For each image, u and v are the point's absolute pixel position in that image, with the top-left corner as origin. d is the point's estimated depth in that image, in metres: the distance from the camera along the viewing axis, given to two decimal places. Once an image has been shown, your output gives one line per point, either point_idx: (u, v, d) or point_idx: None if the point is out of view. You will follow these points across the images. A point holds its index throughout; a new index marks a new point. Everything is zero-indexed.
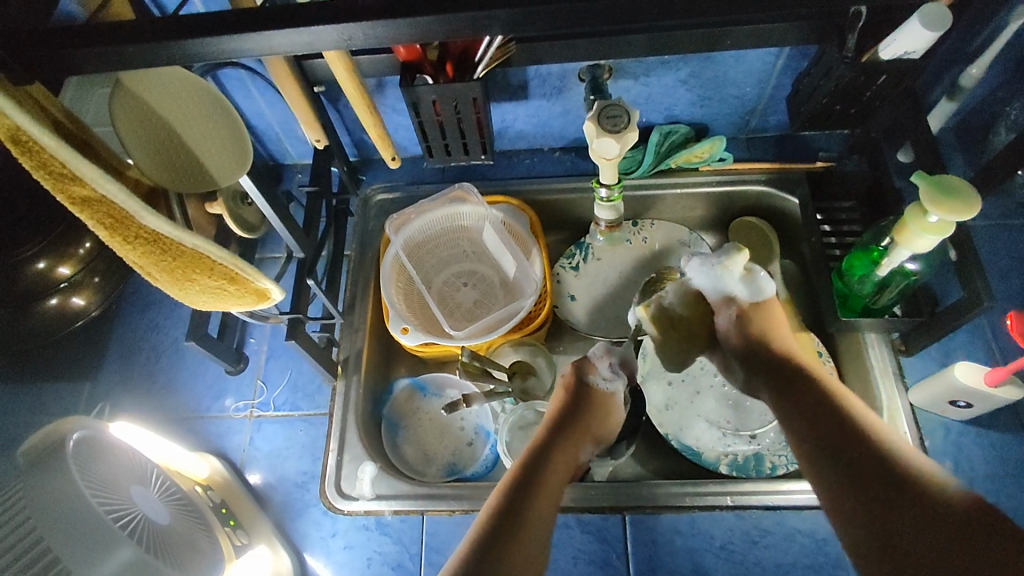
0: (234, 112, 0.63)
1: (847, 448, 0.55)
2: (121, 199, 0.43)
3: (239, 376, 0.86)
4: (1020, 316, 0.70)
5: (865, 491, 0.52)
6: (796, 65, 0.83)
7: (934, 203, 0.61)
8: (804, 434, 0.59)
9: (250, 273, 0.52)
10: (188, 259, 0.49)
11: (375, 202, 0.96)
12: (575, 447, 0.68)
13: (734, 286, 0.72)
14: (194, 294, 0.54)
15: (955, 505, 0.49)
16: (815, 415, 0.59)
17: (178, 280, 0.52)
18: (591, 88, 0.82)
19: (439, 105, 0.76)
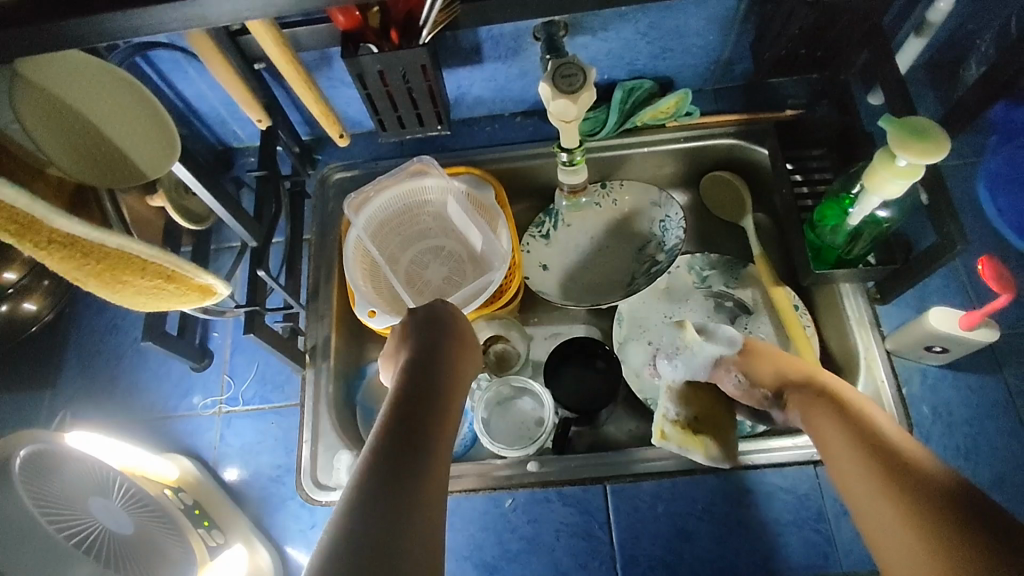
0: (157, 101, 0.60)
1: (856, 444, 0.56)
2: (23, 202, 0.40)
3: (204, 372, 0.83)
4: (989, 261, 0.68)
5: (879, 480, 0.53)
6: (759, 9, 0.80)
7: (902, 146, 0.59)
8: (831, 442, 0.58)
9: (188, 268, 0.50)
10: (114, 259, 0.46)
11: (334, 181, 0.93)
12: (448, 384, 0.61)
13: (711, 351, 0.72)
14: (132, 299, 0.51)
15: (941, 486, 0.49)
16: (827, 421, 0.60)
17: (108, 283, 0.48)
18: (547, 46, 0.79)
19: (386, 75, 0.72)
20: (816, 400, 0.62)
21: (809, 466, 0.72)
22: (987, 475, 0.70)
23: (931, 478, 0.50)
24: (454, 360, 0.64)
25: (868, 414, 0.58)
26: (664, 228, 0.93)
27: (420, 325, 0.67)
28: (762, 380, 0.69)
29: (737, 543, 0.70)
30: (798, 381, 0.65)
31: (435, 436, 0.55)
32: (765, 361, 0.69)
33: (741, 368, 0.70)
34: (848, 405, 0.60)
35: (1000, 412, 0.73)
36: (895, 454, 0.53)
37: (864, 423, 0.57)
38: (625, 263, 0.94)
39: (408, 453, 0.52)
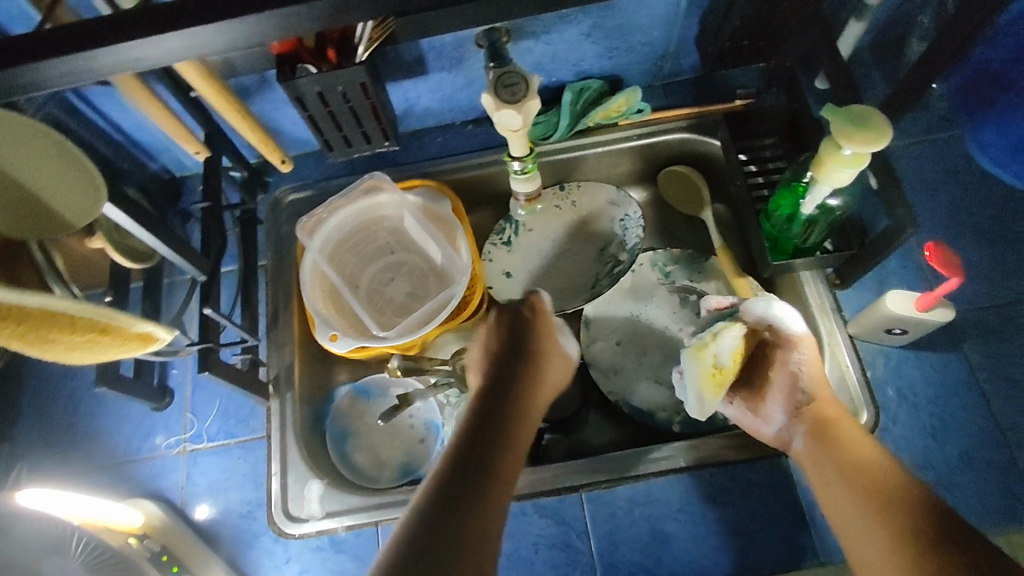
0: (68, 143, 0.56)
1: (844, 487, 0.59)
2: None
3: (164, 412, 0.81)
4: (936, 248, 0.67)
5: (856, 502, 0.57)
6: (699, 3, 0.79)
7: (845, 136, 0.59)
8: (816, 463, 0.62)
9: (121, 319, 0.48)
10: (36, 318, 0.43)
11: (286, 204, 0.91)
12: (523, 395, 0.62)
13: (790, 327, 0.67)
14: (64, 353, 0.49)
15: (915, 508, 0.54)
16: (823, 456, 0.62)
17: (35, 343, 0.46)
18: (490, 54, 0.77)
19: (326, 96, 0.70)
20: (805, 418, 0.65)
21: (780, 458, 0.72)
22: (954, 451, 0.71)
23: (909, 513, 0.54)
24: (529, 377, 0.64)
25: (847, 434, 0.62)
26: (624, 227, 0.93)
27: (510, 333, 0.67)
28: (805, 383, 0.66)
29: (714, 541, 0.70)
30: (798, 392, 0.66)
31: (501, 457, 0.55)
32: (802, 355, 0.67)
33: (805, 349, 0.67)
34: (830, 425, 0.63)
35: (962, 387, 0.74)
36: (869, 476, 0.58)
37: (850, 457, 0.60)
38: (588, 265, 0.94)
39: (472, 475, 0.53)
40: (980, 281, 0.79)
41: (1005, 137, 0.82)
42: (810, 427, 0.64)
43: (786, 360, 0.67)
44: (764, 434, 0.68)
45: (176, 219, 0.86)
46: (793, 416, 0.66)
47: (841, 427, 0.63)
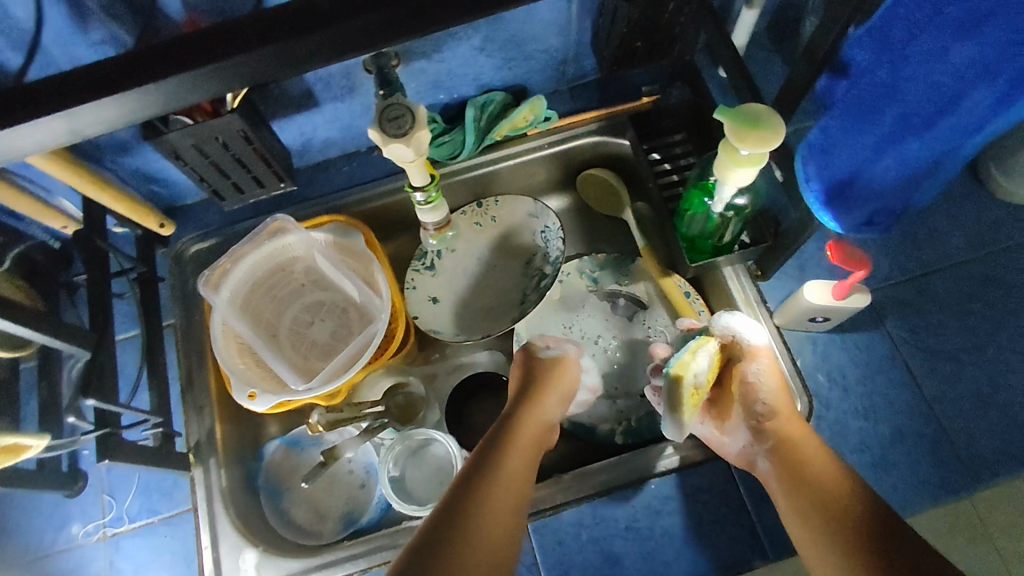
0: None
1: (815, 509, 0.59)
2: None
3: (78, 497, 0.75)
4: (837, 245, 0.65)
5: (824, 525, 0.58)
6: (590, 6, 0.77)
7: (740, 139, 0.57)
8: (785, 486, 0.63)
9: None
10: None
11: (190, 255, 0.85)
12: (530, 423, 0.69)
13: (748, 337, 0.70)
14: None
15: (882, 532, 0.55)
16: (787, 481, 0.63)
17: None
18: (379, 81, 0.72)
19: (203, 147, 0.66)
20: (775, 443, 0.65)
21: (722, 460, 0.72)
22: (886, 430, 0.72)
23: (875, 524, 0.56)
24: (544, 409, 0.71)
25: (815, 459, 0.62)
26: (545, 239, 0.91)
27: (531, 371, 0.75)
28: (764, 396, 0.68)
29: (664, 555, 0.69)
30: (766, 419, 0.67)
31: (503, 479, 0.62)
32: (769, 376, 0.68)
33: (765, 365, 0.69)
34: (798, 450, 0.64)
35: (888, 365, 0.75)
36: (840, 503, 0.58)
37: (821, 479, 0.61)
38: (515, 282, 0.91)
39: (481, 493, 0.60)
40: (894, 257, 0.80)
41: (823, 135, 0.69)
42: (773, 445, 0.65)
43: (756, 379, 0.68)
44: (727, 452, 0.69)
45: (63, 293, 0.76)
46: (759, 443, 0.67)
47: (808, 451, 0.63)
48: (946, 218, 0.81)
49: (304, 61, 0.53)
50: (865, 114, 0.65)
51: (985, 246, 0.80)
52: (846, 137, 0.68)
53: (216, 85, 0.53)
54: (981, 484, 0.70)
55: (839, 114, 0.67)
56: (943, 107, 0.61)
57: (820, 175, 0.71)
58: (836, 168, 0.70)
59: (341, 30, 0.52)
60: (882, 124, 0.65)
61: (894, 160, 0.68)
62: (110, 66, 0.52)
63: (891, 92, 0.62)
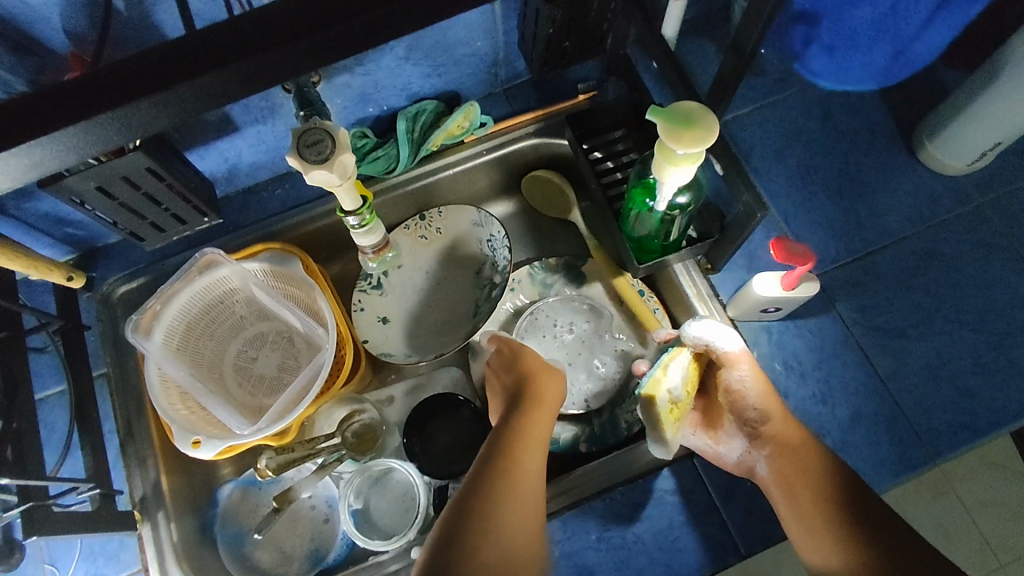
0: None
1: (829, 518, 0.62)
2: None
3: (16, 571, 0.71)
4: (779, 244, 0.64)
5: (829, 521, 0.62)
6: (515, 6, 0.74)
7: (673, 139, 0.56)
8: (788, 480, 0.64)
9: None
10: None
11: (118, 297, 0.81)
12: (528, 428, 0.65)
13: (724, 345, 0.68)
14: None
15: (885, 531, 0.61)
16: (789, 481, 0.64)
17: None
18: (298, 101, 0.69)
19: (109, 189, 0.61)
20: (776, 439, 0.66)
21: (687, 459, 0.71)
22: (845, 413, 0.72)
23: (880, 520, 0.61)
24: (537, 412, 0.67)
25: (819, 456, 0.64)
26: (492, 247, 0.88)
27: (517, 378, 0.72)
28: (753, 402, 0.67)
29: (637, 563, 0.68)
30: (764, 420, 0.67)
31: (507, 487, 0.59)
32: (755, 377, 0.67)
33: (748, 371, 0.67)
34: (803, 447, 0.65)
35: (842, 347, 0.75)
36: (845, 501, 0.62)
37: (827, 488, 0.63)
38: (466, 293, 0.89)
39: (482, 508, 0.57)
40: (839, 239, 0.80)
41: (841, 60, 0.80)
42: (771, 450, 0.66)
43: (739, 385, 0.68)
44: (724, 461, 0.68)
45: None
46: (758, 438, 0.67)
47: (812, 449, 0.65)
48: (886, 195, 0.81)
49: (187, 112, 0.47)
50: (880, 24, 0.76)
51: (926, 220, 0.80)
52: (867, 43, 0.76)
53: (83, 147, 0.46)
54: (940, 458, 0.71)
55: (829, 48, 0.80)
56: None
57: (851, 80, 0.82)
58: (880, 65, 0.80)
59: (227, 75, 0.46)
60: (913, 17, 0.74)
61: (942, 24, 0.76)
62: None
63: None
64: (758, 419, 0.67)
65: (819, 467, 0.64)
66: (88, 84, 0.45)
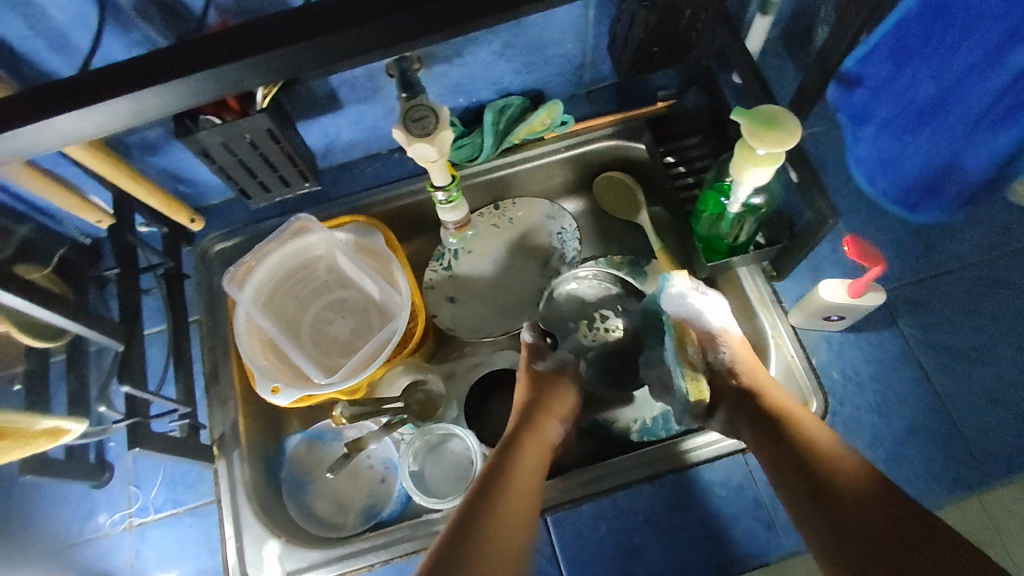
0: None
1: (816, 494, 0.57)
2: None
3: (105, 488, 0.77)
4: (854, 240, 0.67)
5: (812, 494, 0.58)
6: (608, 12, 0.79)
7: (755, 138, 0.59)
8: (775, 459, 0.62)
9: (18, 420, 0.59)
10: None
11: (215, 253, 0.88)
12: (533, 442, 0.68)
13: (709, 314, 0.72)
14: None
15: (872, 502, 0.55)
16: (779, 459, 0.61)
17: None
18: (402, 83, 0.75)
19: (232, 145, 0.68)
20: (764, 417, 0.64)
21: (739, 455, 0.73)
22: (901, 427, 0.73)
23: (867, 492, 0.56)
24: (543, 429, 0.70)
25: (805, 430, 0.62)
26: (561, 239, 0.92)
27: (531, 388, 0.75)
28: (749, 390, 0.67)
29: (684, 547, 0.70)
30: (757, 402, 0.66)
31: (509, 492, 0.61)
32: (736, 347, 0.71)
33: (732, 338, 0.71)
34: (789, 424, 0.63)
35: (902, 364, 0.76)
36: (829, 473, 0.58)
37: (812, 461, 0.59)
38: (531, 281, 0.93)
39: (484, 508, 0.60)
40: (905, 258, 0.81)
41: (879, 155, 0.84)
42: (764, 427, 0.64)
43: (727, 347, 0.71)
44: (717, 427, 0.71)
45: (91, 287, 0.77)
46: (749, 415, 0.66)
47: (799, 425, 0.63)
48: (956, 220, 0.82)
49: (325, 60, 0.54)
50: (917, 118, 0.80)
51: (995, 247, 0.81)
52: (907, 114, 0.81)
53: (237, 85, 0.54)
54: (996, 481, 0.70)
55: (879, 128, 0.83)
56: (1010, 105, 0.74)
57: (879, 181, 0.84)
58: (901, 179, 0.83)
59: (359, 32, 0.53)
60: (945, 129, 0.79)
61: (981, 139, 0.78)
62: (120, 70, 0.53)
63: (949, 86, 0.77)
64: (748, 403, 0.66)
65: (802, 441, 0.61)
66: (241, 34, 0.53)
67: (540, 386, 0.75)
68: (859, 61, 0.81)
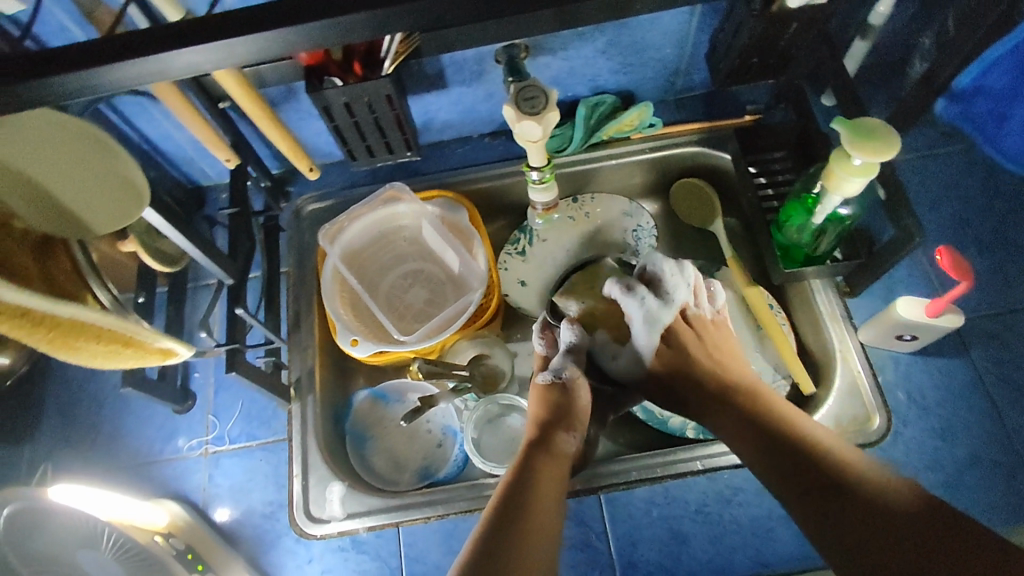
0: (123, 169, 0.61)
1: (851, 517, 0.54)
2: None
3: (188, 414, 0.84)
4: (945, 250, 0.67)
5: (844, 518, 0.54)
6: (711, 21, 0.82)
7: (854, 146, 0.61)
8: (799, 478, 0.58)
9: (142, 333, 0.62)
10: (67, 327, 0.55)
11: (307, 213, 0.93)
12: (550, 462, 0.66)
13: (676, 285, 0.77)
14: (89, 359, 0.60)
15: (917, 529, 0.52)
16: (801, 481, 0.58)
17: (68, 349, 0.58)
18: (508, 69, 0.80)
19: (352, 106, 0.73)
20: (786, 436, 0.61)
21: None
22: (963, 455, 0.73)
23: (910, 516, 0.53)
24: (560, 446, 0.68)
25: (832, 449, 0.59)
26: (636, 237, 0.95)
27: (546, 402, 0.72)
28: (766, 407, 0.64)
29: (731, 541, 0.73)
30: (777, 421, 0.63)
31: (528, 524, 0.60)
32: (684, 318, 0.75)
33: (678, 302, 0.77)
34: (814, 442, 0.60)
35: (971, 393, 0.76)
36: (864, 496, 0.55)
37: (842, 485, 0.56)
38: None
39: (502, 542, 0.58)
40: (983, 291, 0.81)
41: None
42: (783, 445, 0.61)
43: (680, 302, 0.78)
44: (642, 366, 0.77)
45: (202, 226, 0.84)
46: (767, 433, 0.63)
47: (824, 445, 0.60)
48: None
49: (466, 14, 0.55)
50: None
51: None
52: None
53: None
54: None
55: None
56: None
57: None
58: None
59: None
60: None
61: None
62: None
63: None
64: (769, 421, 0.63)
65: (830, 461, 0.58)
66: None
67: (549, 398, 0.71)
68: (975, 76, 0.79)
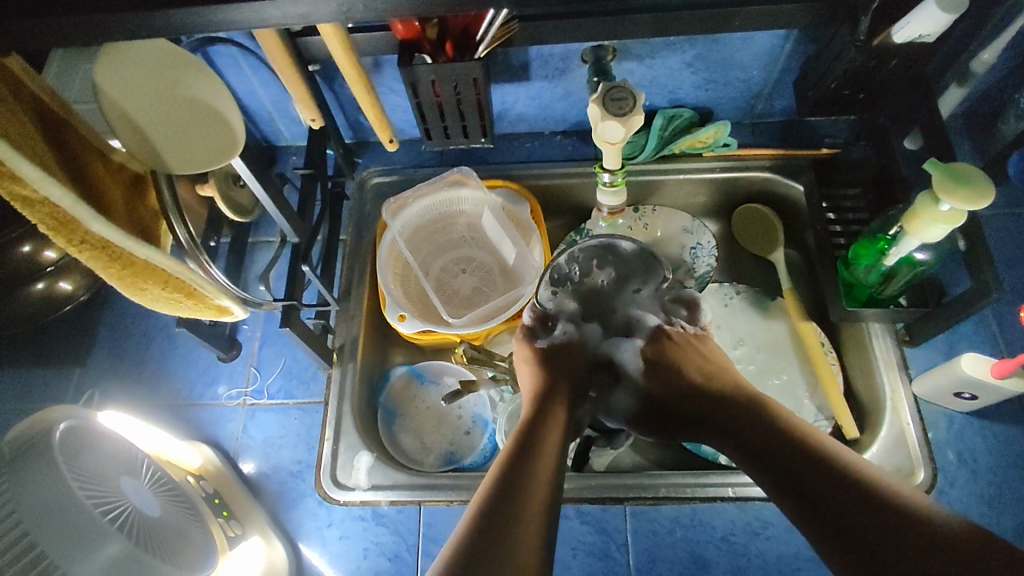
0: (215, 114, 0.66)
1: (883, 540, 0.47)
2: (70, 206, 0.49)
3: (231, 364, 0.86)
4: None
5: (870, 540, 0.47)
6: (805, 49, 0.81)
7: (946, 192, 0.60)
8: (813, 494, 0.51)
9: (206, 290, 0.62)
10: (140, 268, 0.57)
11: (371, 185, 0.94)
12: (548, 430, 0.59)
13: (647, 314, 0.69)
14: (154, 303, 0.62)
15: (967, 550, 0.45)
16: (817, 496, 0.51)
17: (133, 288, 0.59)
18: (595, 69, 0.80)
19: (438, 85, 0.74)
20: (799, 444, 0.54)
21: None
22: (1010, 526, 0.71)
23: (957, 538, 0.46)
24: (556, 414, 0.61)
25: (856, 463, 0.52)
26: (695, 255, 0.94)
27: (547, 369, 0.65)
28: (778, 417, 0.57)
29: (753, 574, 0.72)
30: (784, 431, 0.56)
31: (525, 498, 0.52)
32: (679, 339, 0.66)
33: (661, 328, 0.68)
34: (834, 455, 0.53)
35: None
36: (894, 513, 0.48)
37: (865, 503, 0.49)
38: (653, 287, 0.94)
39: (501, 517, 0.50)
40: None
41: None
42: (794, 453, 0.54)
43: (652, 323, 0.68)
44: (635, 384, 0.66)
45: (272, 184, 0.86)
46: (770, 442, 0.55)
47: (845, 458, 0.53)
48: None
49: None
50: None
51: None
52: None
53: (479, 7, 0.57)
54: None
55: None
56: None
57: None
58: None
59: None
60: None
61: None
62: None
63: None
64: (777, 430, 0.56)
65: (850, 477, 0.51)
66: None
67: (547, 365, 0.65)
68: None
